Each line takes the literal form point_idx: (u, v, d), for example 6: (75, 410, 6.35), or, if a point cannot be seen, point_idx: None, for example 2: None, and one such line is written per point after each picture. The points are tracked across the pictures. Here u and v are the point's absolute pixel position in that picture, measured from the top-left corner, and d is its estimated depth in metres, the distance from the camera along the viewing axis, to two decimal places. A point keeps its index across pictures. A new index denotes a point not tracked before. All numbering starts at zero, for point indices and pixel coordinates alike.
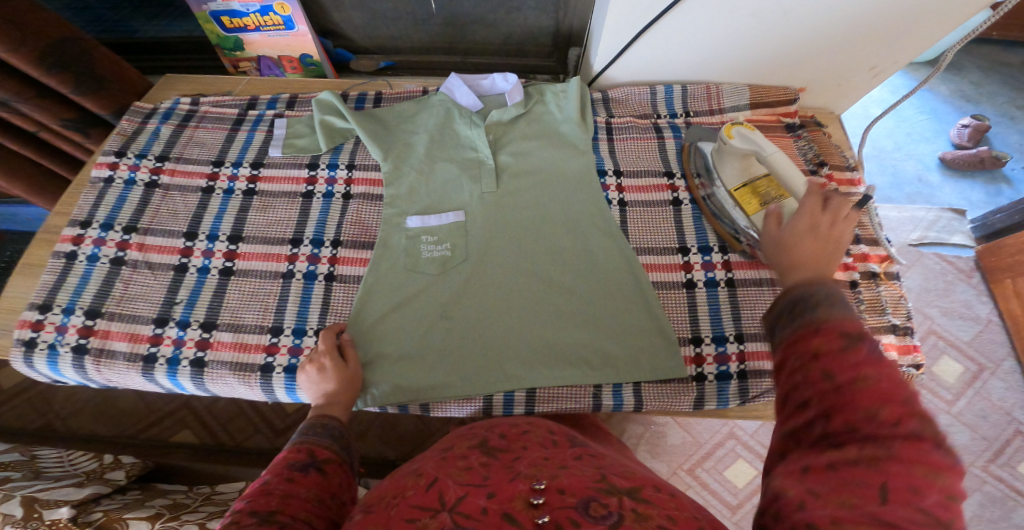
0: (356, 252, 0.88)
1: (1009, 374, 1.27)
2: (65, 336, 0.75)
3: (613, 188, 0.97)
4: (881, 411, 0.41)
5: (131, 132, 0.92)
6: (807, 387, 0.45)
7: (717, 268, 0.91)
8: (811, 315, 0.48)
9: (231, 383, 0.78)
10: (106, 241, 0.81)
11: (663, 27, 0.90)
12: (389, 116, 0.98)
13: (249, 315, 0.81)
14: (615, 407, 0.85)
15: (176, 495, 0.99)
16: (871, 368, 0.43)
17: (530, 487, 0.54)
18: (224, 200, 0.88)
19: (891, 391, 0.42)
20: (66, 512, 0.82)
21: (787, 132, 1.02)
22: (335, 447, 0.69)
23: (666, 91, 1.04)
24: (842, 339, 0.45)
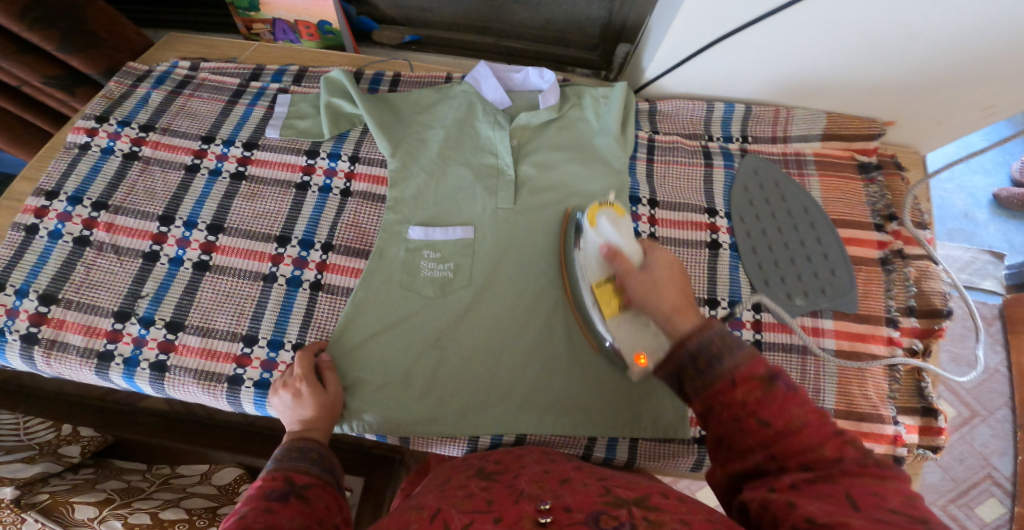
0: (348, 260, 0.79)
1: (999, 423, 1.18)
2: (15, 323, 0.73)
3: (644, 219, 0.83)
4: (822, 447, 0.44)
5: (117, 95, 0.87)
6: (747, 433, 0.47)
7: (746, 326, 0.78)
8: (724, 362, 0.49)
9: (194, 392, 0.72)
10: (71, 217, 0.78)
11: (737, 41, 0.77)
12: (404, 105, 0.87)
13: (222, 319, 0.75)
14: (607, 461, 0.78)
15: (131, 476, 1.01)
16: (796, 406, 0.46)
17: (536, 507, 0.47)
18: (209, 182, 0.82)
19: (821, 422, 0.45)
20: (9, 492, 0.84)
21: (859, 173, 0.86)
22: (316, 470, 0.61)
23: (726, 110, 0.89)
24: (762, 385, 0.47)
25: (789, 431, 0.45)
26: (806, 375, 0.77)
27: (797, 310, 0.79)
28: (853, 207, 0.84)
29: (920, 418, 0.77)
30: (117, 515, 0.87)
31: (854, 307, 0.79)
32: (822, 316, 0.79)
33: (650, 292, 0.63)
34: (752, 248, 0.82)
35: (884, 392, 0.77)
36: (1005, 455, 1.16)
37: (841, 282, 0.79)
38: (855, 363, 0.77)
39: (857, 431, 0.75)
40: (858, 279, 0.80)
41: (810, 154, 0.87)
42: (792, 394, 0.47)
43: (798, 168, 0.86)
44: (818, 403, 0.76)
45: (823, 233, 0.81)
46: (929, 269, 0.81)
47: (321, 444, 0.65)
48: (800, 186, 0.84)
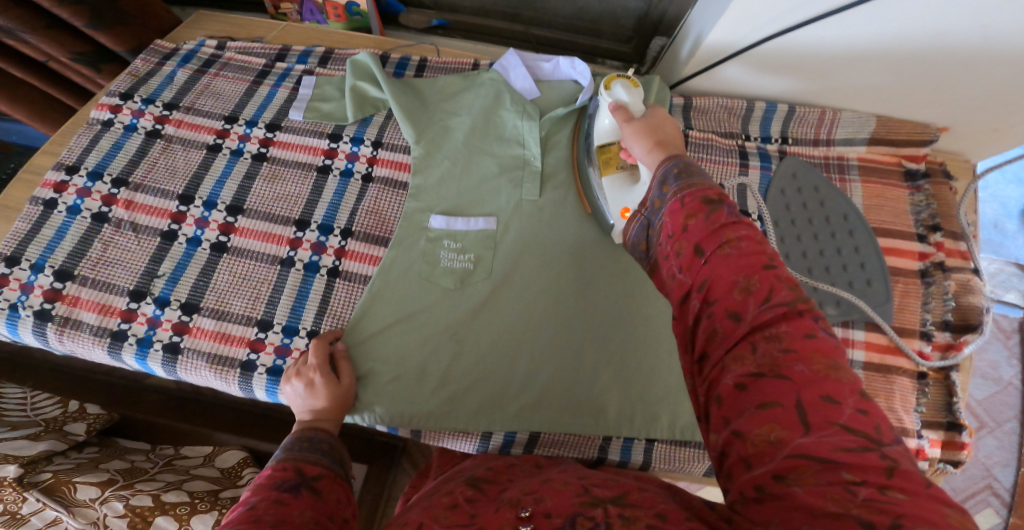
0: (368, 247, 0.77)
1: (1006, 435, 1.17)
2: (30, 298, 0.72)
3: None
4: (754, 284, 0.38)
5: (143, 73, 0.86)
6: (685, 275, 0.41)
7: None
8: (675, 189, 0.44)
9: (205, 376, 0.71)
10: (90, 193, 0.77)
11: (792, 40, 0.73)
12: (430, 91, 0.85)
13: (238, 303, 0.73)
14: (621, 464, 0.76)
15: (136, 457, 1.05)
16: (732, 232, 0.40)
17: (515, 515, 0.42)
18: (230, 162, 0.81)
19: (758, 262, 0.39)
20: (11, 471, 0.86)
21: (904, 181, 0.83)
22: (326, 461, 0.58)
23: (768, 109, 0.85)
24: (708, 209, 0.41)
25: (724, 265, 0.39)
26: None
27: (827, 319, 0.76)
28: (895, 214, 0.80)
29: (942, 433, 0.75)
30: (120, 495, 0.88)
31: (888, 319, 0.76)
32: (853, 327, 0.76)
33: (639, 133, 0.57)
34: (786, 253, 0.78)
35: (910, 405, 0.74)
36: (1008, 467, 1.15)
37: (876, 293, 0.76)
38: (884, 377, 0.75)
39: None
40: (895, 291, 0.77)
41: (854, 158, 0.84)
42: (735, 224, 0.41)
43: (840, 172, 0.83)
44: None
45: (861, 241, 0.78)
46: (971, 283, 0.77)
47: (331, 434, 0.62)
48: (840, 191, 0.81)
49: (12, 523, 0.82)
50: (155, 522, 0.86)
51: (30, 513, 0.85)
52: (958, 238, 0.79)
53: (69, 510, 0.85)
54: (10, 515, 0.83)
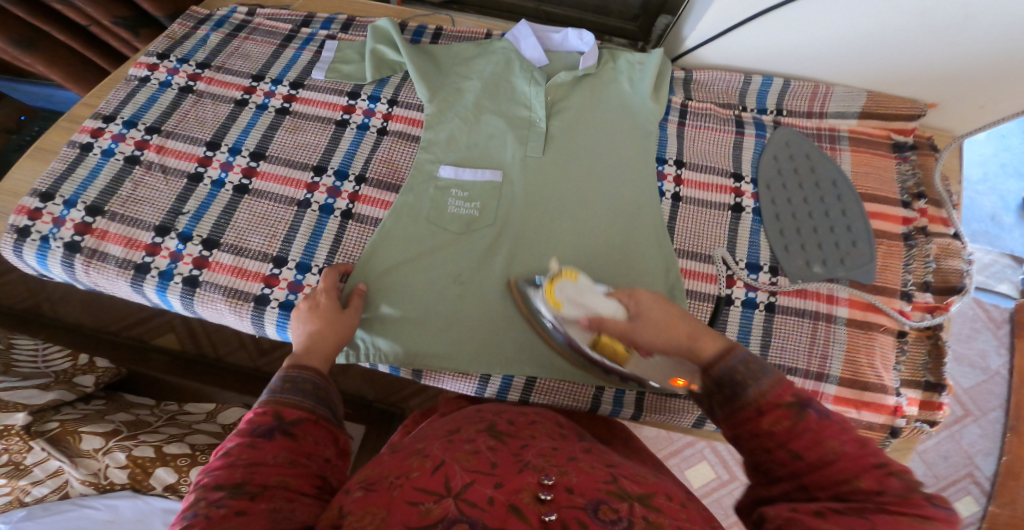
0: (379, 193, 0.82)
1: (990, 424, 1.19)
2: (61, 230, 0.77)
3: (670, 178, 0.85)
4: (859, 480, 0.43)
5: (179, 36, 0.92)
6: (778, 464, 0.47)
7: (761, 288, 0.80)
8: (764, 387, 0.48)
9: (221, 309, 0.75)
10: (125, 138, 0.83)
11: (785, 13, 0.78)
12: (444, 55, 0.90)
13: (256, 240, 0.78)
14: (613, 412, 0.80)
15: (140, 411, 1.06)
16: (830, 435, 0.45)
17: (538, 480, 0.49)
18: (256, 114, 0.86)
19: (857, 455, 0.44)
20: (20, 419, 0.91)
21: (893, 152, 0.86)
22: (309, 403, 0.58)
23: (763, 83, 0.89)
24: (790, 415, 0.46)
25: (823, 464, 0.45)
26: (818, 338, 0.78)
27: (814, 277, 0.80)
28: (883, 182, 0.84)
29: (922, 393, 0.78)
30: (122, 446, 0.95)
31: (871, 278, 0.79)
32: (837, 284, 0.79)
33: (654, 331, 0.61)
34: (776, 215, 0.83)
35: (889, 363, 0.78)
36: (989, 456, 1.16)
37: (860, 254, 0.80)
38: (867, 333, 0.78)
39: (858, 400, 0.76)
40: (879, 252, 0.80)
41: (845, 130, 0.87)
42: (826, 424, 0.46)
43: (831, 142, 0.87)
44: (824, 370, 0.77)
45: (849, 205, 0.82)
46: (952, 247, 0.81)
47: (319, 374, 0.62)
48: (831, 160, 0.85)
49: (18, 473, 0.90)
50: (155, 473, 0.95)
51: (33, 463, 0.92)
52: (941, 206, 0.83)
53: (72, 461, 0.93)
54: (14, 464, 0.90)
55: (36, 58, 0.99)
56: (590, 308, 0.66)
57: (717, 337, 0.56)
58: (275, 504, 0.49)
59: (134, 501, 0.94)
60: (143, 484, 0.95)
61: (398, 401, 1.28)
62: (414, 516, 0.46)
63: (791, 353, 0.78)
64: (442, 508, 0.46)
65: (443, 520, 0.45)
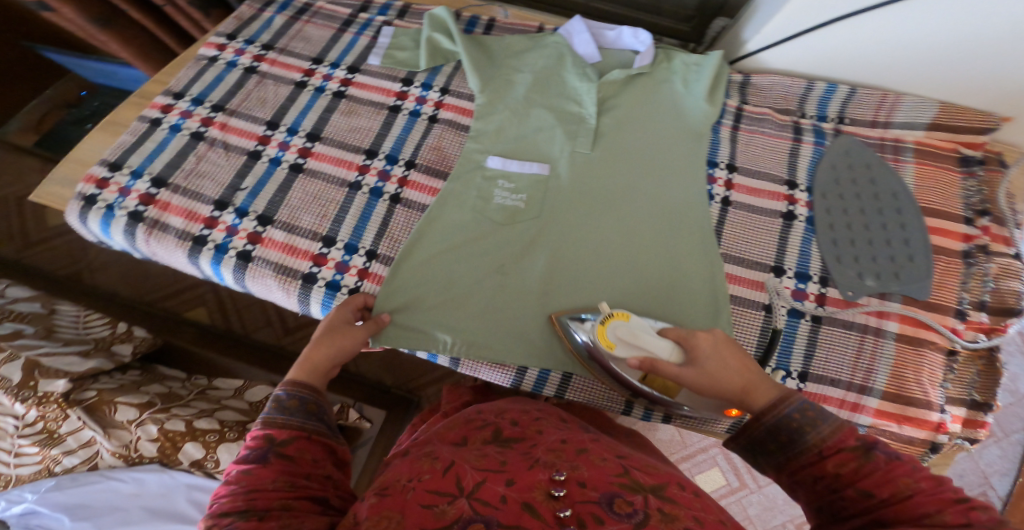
0: (427, 179, 0.82)
1: (1012, 445, 1.16)
2: (126, 200, 0.77)
3: (721, 182, 0.84)
4: (943, 514, 0.44)
5: (247, 18, 0.93)
6: (849, 502, 0.48)
7: (808, 298, 0.79)
8: (825, 427, 0.50)
9: (270, 285, 0.75)
10: (192, 115, 0.84)
11: (861, 22, 0.77)
12: (498, 47, 0.90)
13: (307, 218, 0.78)
14: (644, 416, 0.79)
15: (173, 383, 1.07)
16: (903, 476, 0.47)
17: (550, 476, 0.51)
18: (313, 97, 0.86)
19: (935, 491, 0.46)
20: (59, 386, 0.94)
21: (958, 166, 0.83)
22: (298, 421, 0.57)
23: (826, 90, 0.87)
24: (858, 457, 0.48)
25: (898, 500, 0.46)
26: (864, 351, 0.76)
27: (867, 290, 0.78)
28: (945, 196, 0.82)
29: (967, 410, 0.78)
30: (156, 419, 0.95)
31: (924, 294, 0.77)
32: (889, 299, 0.78)
33: (714, 376, 0.60)
34: (830, 225, 0.81)
35: (936, 380, 0.76)
36: (1006, 477, 1.14)
37: (917, 269, 0.78)
38: (915, 349, 0.76)
39: (901, 414, 0.75)
40: (935, 268, 0.79)
41: (911, 141, 0.85)
42: (895, 464, 0.48)
43: (894, 153, 0.84)
44: (868, 382, 0.75)
45: (907, 218, 0.80)
46: (1012, 268, 0.78)
47: (310, 389, 0.61)
48: (893, 171, 0.83)
49: (51, 442, 0.96)
50: (183, 448, 0.96)
51: (67, 433, 0.96)
52: (1004, 224, 0.80)
53: (105, 432, 0.95)
54: (49, 433, 0.96)
55: (110, 36, 0.99)
56: (646, 346, 0.65)
57: (770, 389, 0.57)
58: (283, 520, 0.50)
59: (159, 476, 0.98)
60: (171, 458, 0.97)
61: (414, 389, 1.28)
62: (428, 518, 0.48)
63: (836, 365, 0.76)
64: (456, 509, 0.48)
65: (458, 520, 0.47)
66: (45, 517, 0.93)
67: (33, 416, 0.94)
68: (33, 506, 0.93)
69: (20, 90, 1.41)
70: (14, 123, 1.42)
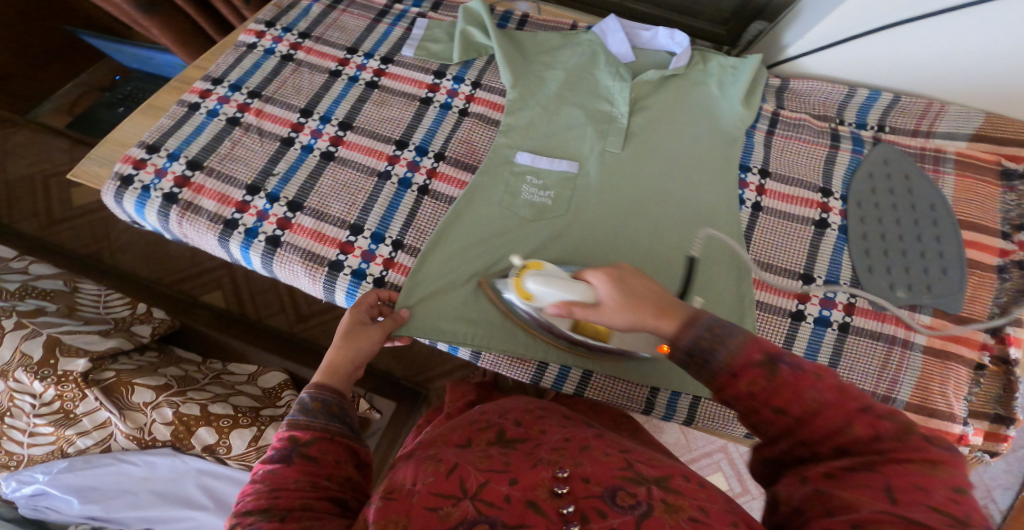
0: (456, 172, 0.82)
1: (1017, 459, 1.15)
2: (162, 182, 0.77)
3: (752, 187, 0.83)
4: (853, 429, 0.44)
5: (285, 5, 0.93)
6: (770, 424, 0.47)
7: (837, 307, 0.78)
8: (733, 350, 0.48)
9: (297, 272, 0.75)
10: (229, 101, 0.84)
11: (908, 31, 0.77)
12: (530, 43, 0.89)
13: (336, 206, 0.78)
14: (666, 416, 0.77)
15: (189, 366, 1.06)
16: (808, 386, 0.46)
17: (553, 474, 0.49)
18: (347, 86, 0.86)
19: (840, 402, 0.45)
20: (77, 367, 0.93)
21: (1000, 179, 0.82)
22: (321, 422, 0.56)
23: (869, 97, 0.86)
24: (764, 373, 0.47)
25: (808, 417, 0.45)
26: (890, 362, 0.77)
27: (896, 301, 0.78)
28: (983, 209, 0.81)
29: (989, 424, 0.78)
30: (170, 403, 0.96)
31: (957, 307, 0.77)
32: (920, 311, 0.78)
33: (627, 306, 0.56)
34: (863, 234, 0.80)
35: (963, 393, 0.76)
36: (1009, 491, 1.14)
37: (950, 283, 0.78)
38: (943, 362, 0.77)
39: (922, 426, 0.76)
40: (968, 281, 0.78)
41: (952, 151, 0.84)
42: (802, 375, 0.46)
43: (934, 163, 0.83)
44: (891, 393, 0.76)
45: (943, 230, 0.80)
46: None
47: (333, 392, 0.60)
48: (932, 182, 0.82)
49: (67, 422, 0.96)
50: (196, 432, 0.96)
51: (83, 413, 0.96)
52: None
53: (121, 413, 0.95)
54: (66, 413, 0.95)
55: (153, 22, 0.98)
56: (563, 290, 0.60)
57: (681, 309, 0.55)
58: (305, 522, 0.48)
59: (172, 461, 0.98)
60: (183, 443, 0.97)
61: (424, 381, 1.27)
62: (433, 520, 0.46)
63: (861, 374, 0.76)
64: (461, 511, 0.46)
65: (463, 522, 0.45)
66: (55, 499, 0.96)
67: (50, 395, 0.93)
68: (44, 487, 0.95)
69: (56, 73, 1.45)
70: (48, 105, 1.46)
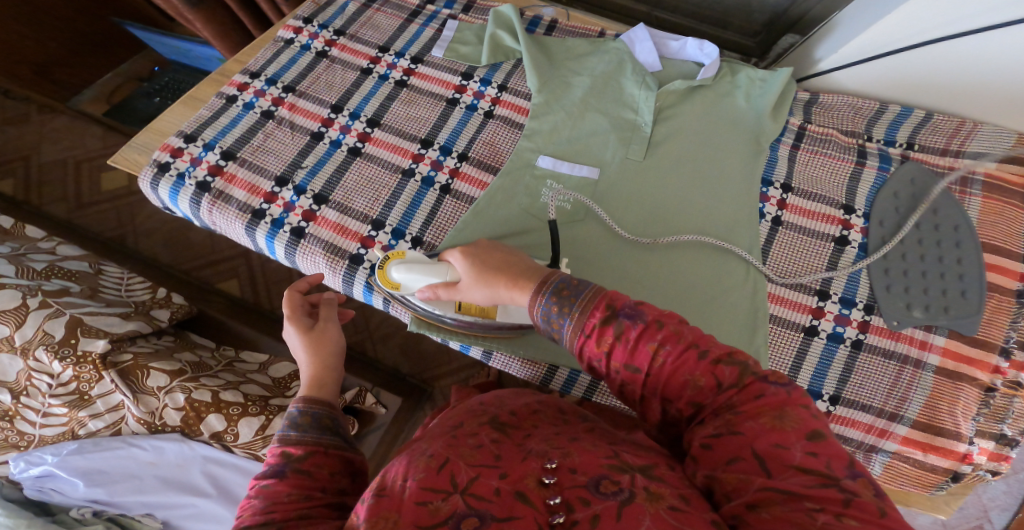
0: (479, 173, 0.82)
1: (1018, 481, 1.15)
2: (196, 170, 0.78)
3: (773, 201, 0.83)
4: (700, 379, 0.47)
5: (323, 2, 0.93)
6: (638, 385, 0.49)
7: (851, 324, 0.79)
8: (578, 312, 0.51)
9: (318, 264, 0.75)
10: (265, 94, 0.85)
11: (937, 51, 0.78)
12: (559, 50, 0.90)
13: (360, 201, 0.78)
14: None
15: (203, 353, 1.07)
16: (645, 340, 0.48)
17: (542, 465, 0.48)
18: (377, 84, 0.87)
19: (678, 352, 0.48)
20: (98, 347, 0.94)
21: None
22: (312, 436, 0.56)
23: (902, 113, 0.87)
24: (614, 331, 0.49)
25: (664, 372, 0.48)
26: (901, 379, 0.78)
27: (913, 320, 0.78)
28: (1006, 233, 0.81)
29: (995, 444, 0.79)
30: (184, 388, 0.96)
31: (972, 331, 0.78)
32: (935, 332, 0.78)
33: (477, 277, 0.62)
34: (883, 252, 0.81)
35: (970, 413, 0.78)
36: (1006, 512, 1.14)
37: (968, 305, 0.78)
38: (954, 383, 0.78)
39: (929, 443, 0.77)
40: (987, 305, 0.79)
41: (980, 173, 0.84)
42: (641, 327, 0.48)
43: (961, 185, 0.83)
44: (900, 410, 0.77)
45: (966, 252, 0.80)
46: None
47: (323, 405, 0.60)
48: (958, 203, 0.82)
49: (81, 403, 0.97)
50: (206, 419, 0.96)
51: (97, 396, 0.97)
52: None
53: (135, 397, 0.95)
54: (81, 395, 0.96)
55: (197, 15, 0.98)
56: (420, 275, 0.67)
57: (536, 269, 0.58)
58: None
59: (180, 446, 0.99)
60: (194, 429, 0.98)
61: (430, 379, 1.27)
62: (423, 516, 0.43)
63: (869, 391, 0.77)
64: (450, 506, 0.44)
65: (452, 517, 0.43)
66: (61, 480, 0.97)
67: (68, 375, 0.94)
68: (53, 468, 0.96)
69: (97, 62, 1.47)
70: (89, 94, 1.49)
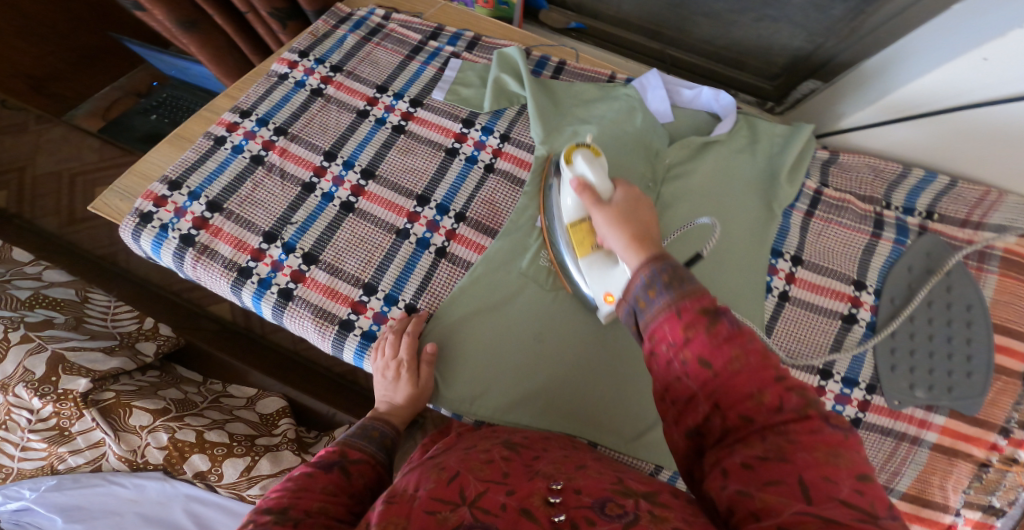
0: (476, 235, 0.78)
1: None
2: (180, 222, 0.74)
3: (782, 274, 0.80)
4: (763, 395, 0.40)
5: (321, 34, 0.88)
6: (690, 378, 0.42)
7: (851, 403, 0.77)
8: (676, 288, 0.45)
9: (306, 327, 0.72)
10: (254, 136, 0.80)
11: (968, 118, 0.74)
12: (565, 93, 0.85)
13: (351, 263, 0.74)
14: None
15: (188, 388, 1.05)
16: (737, 343, 0.41)
17: (547, 485, 0.44)
18: (373, 129, 0.82)
19: (760, 364, 0.41)
20: (80, 385, 0.91)
21: None
22: (371, 448, 0.58)
23: (923, 179, 0.83)
24: (705, 319, 0.42)
25: (728, 376, 0.41)
26: (896, 454, 0.77)
27: (916, 401, 0.77)
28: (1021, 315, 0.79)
29: (982, 514, 0.78)
30: (168, 427, 0.93)
31: (974, 411, 0.77)
32: (935, 411, 0.77)
33: (616, 220, 0.57)
34: (892, 331, 0.78)
35: (960, 486, 0.77)
36: None
37: (973, 385, 0.77)
38: (950, 458, 0.77)
39: (915, 515, 0.77)
40: (992, 386, 0.78)
41: (1000, 248, 0.80)
42: (734, 331, 0.42)
43: (978, 260, 0.80)
44: (891, 483, 0.77)
45: (977, 335, 0.78)
46: None
47: (389, 425, 0.63)
48: (973, 281, 0.79)
49: (61, 439, 0.93)
50: (189, 458, 0.93)
51: (77, 432, 0.93)
52: None
53: (116, 435, 0.92)
54: (60, 430, 0.93)
55: (192, 38, 0.92)
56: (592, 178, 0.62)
57: (652, 247, 0.52)
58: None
59: (162, 485, 0.95)
60: (174, 467, 0.94)
61: None
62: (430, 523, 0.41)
63: None
64: (457, 517, 0.41)
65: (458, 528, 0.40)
66: (39, 515, 0.95)
67: (47, 411, 0.91)
68: (30, 503, 0.94)
69: (96, 76, 1.42)
70: (84, 108, 1.43)
